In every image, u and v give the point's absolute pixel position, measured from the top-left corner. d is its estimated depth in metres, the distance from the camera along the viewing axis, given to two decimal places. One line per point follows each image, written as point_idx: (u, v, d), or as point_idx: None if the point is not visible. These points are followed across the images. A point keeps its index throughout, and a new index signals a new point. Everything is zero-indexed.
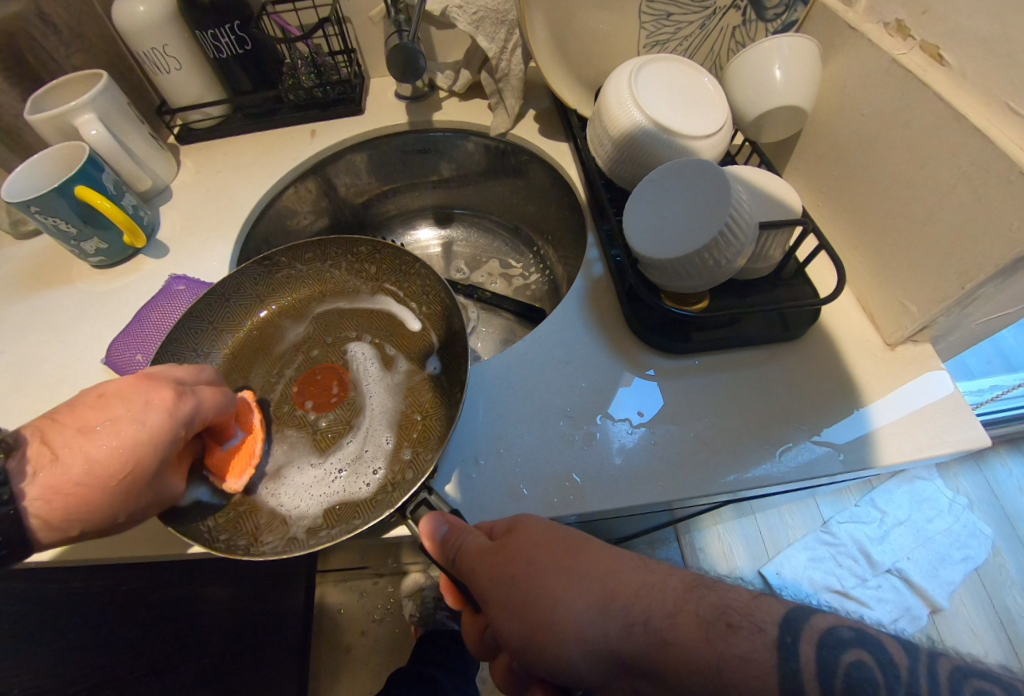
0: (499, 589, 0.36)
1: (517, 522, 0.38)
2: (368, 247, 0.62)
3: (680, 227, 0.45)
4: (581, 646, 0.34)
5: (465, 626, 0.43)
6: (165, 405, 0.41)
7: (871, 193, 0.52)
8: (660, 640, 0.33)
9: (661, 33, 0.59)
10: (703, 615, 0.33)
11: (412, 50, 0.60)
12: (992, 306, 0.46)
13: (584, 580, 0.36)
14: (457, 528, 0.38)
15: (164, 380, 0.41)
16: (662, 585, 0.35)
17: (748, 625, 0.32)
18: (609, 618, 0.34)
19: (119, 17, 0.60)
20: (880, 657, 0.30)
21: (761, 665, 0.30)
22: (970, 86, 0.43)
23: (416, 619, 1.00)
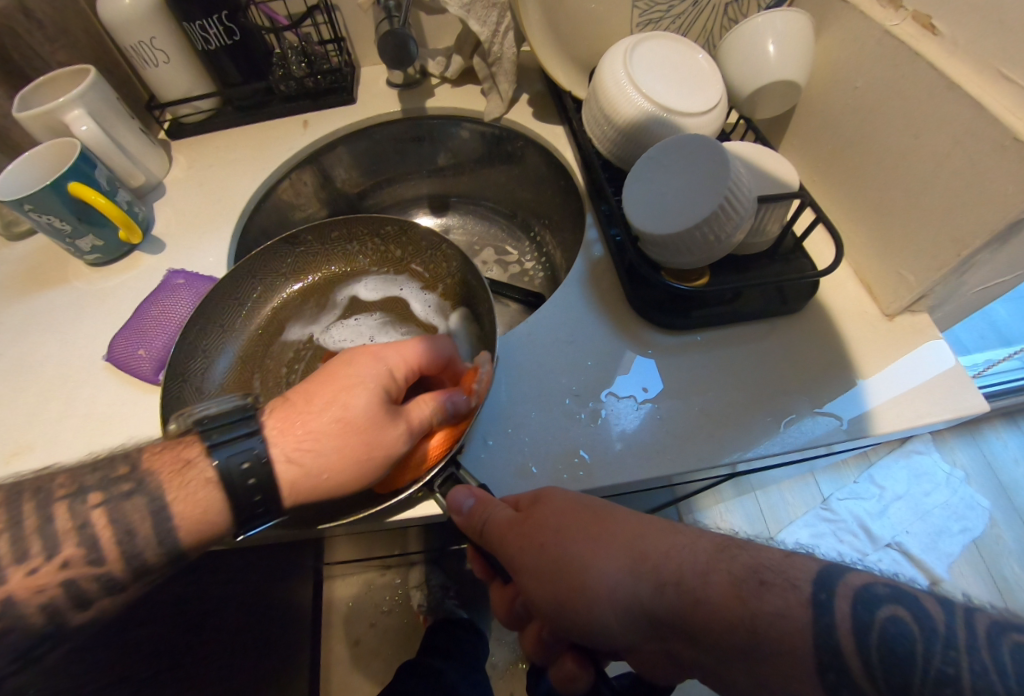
0: (528, 557, 0.36)
1: (542, 494, 0.38)
2: (393, 229, 0.64)
3: (680, 203, 0.45)
4: (611, 606, 0.35)
5: (494, 597, 0.43)
6: (342, 407, 0.39)
7: (868, 164, 0.52)
8: (692, 599, 0.33)
9: (654, 12, 0.58)
10: (736, 572, 0.33)
11: (403, 36, 0.60)
12: (987, 272, 0.47)
13: (612, 544, 0.36)
14: (483, 502, 0.38)
15: (311, 444, 0.38)
16: (692, 546, 0.35)
17: (781, 582, 0.32)
18: (637, 578, 0.35)
19: (105, 11, 0.59)
20: (916, 612, 0.29)
21: (796, 620, 0.30)
22: (963, 54, 0.44)
23: (424, 608, 1.05)
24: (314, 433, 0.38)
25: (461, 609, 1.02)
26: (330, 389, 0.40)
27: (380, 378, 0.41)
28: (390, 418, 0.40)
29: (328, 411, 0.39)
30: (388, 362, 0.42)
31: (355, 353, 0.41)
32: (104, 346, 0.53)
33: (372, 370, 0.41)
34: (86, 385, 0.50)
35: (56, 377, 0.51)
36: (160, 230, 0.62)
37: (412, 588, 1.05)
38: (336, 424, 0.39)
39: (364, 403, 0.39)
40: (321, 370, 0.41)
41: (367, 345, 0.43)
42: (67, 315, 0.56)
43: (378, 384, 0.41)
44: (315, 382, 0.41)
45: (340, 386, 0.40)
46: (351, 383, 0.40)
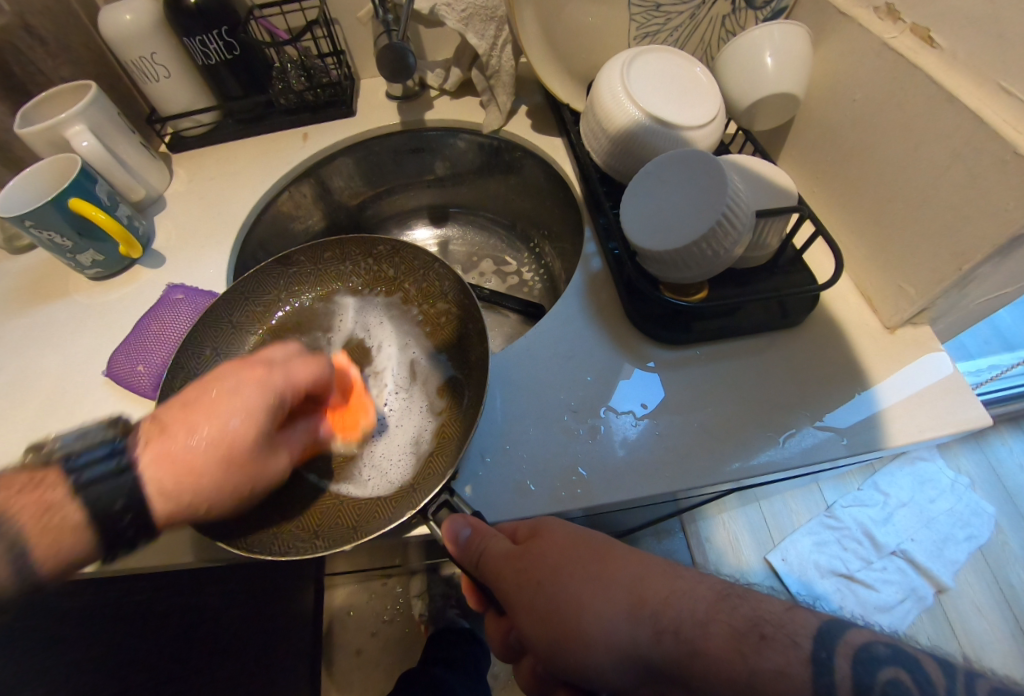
0: (526, 592, 0.36)
1: (542, 526, 0.39)
2: (387, 247, 0.62)
3: (677, 217, 0.45)
4: (608, 651, 0.34)
5: (491, 628, 0.42)
6: (206, 444, 0.38)
7: (868, 176, 0.51)
8: (691, 649, 0.32)
9: (652, 25, 0.58)
10: (736, 626, 0.32)
11: (401, 49, 0.60)
12: (988, 285, 0.47)
13: (612, 585, 0.35)
14: (480, 530, 0.38)
15: (189, 479, 0.37)
16: (692, 592, 0.34)
17: (782, 637, 0.31)
18: (635, 624, 0.34)
19: (105, 27, 0.59)
20: (918, 675, 0.29)
21: (796, 678, 0.30)
22: (962, 66, 0.44)
23: (425, 618, 1.04)
24: (193, 466, 0.37)
25: (463, 619, 1.01)
26: (212, 423, 0.38)
27: (259, 413, 0.40)
28: (266, 459, 0.40)
29: (178, 445, 0.38)
30: (271, 410, 0.40)
31: (230, 378, 0.40)
32: (103, 362, 0.53)
33: (256, 400, 0.40)
34: (87, 400, 0.51)
35: (56, 393, 0.51)
36: (160, 244, 0.62)
37: (414, 598, 1.05)
38: (184, 451, 0.38)
39: (247, 440, 0.39)
40: (194, 397, 0.39)
41: (250, 368, 0.41)
42: (66, 330, 0.56)
43: (264, 415, 0.40)
44: (185, 400, 0.39)
45: (210, 420, 0.38)
46: (227, 426, 0.38)
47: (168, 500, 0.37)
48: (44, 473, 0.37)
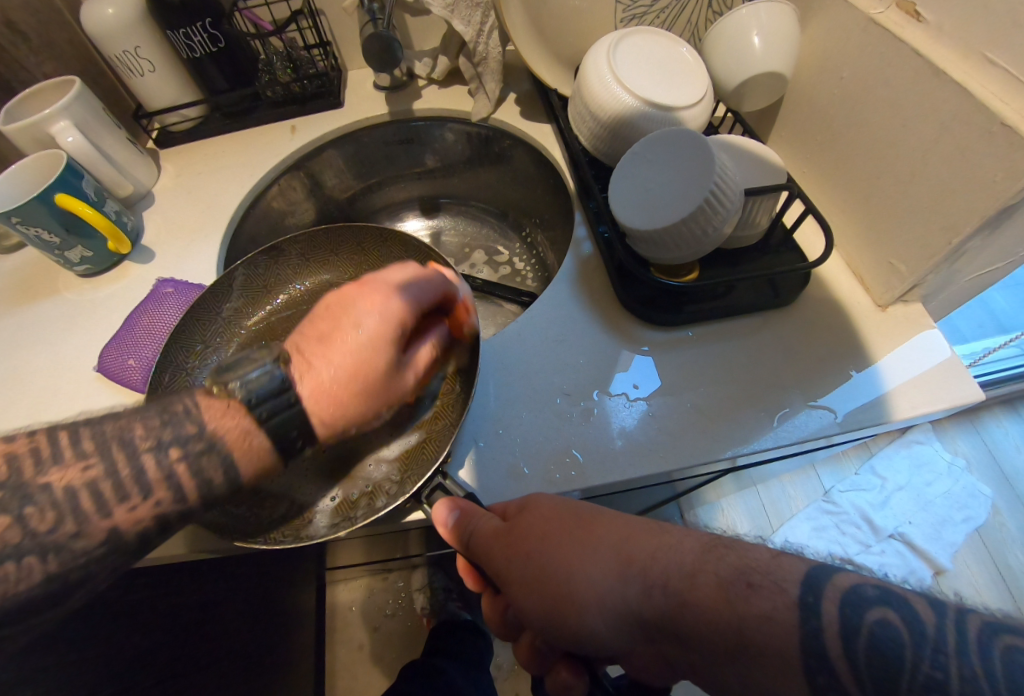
0: (517, 568, 0.36)
1: (528, 501, 0.38)
2: (376, 234, 0.61)
3: (667, 196, 0.45)
4: (601, 612, 0.34)
5: (488, 610, 0.42)
6: (327, 382, 0.39)
7: (857, 153, 0.51)
8: (680, 600, 0.32)
9: (638, 8, 0.58)
10: (722, 575, 0.32)
11: (387, 38, 0.60)
12: (978, 260, 0.47)
13: (599, 548, 0.36)
14: (467, 513, 0.38)
15: (328, 401, 0.39)
16: (680, 546, 0.35)
17: (769, 584, 0.31)
18: (626, 583, 0.34)
19: (88, 21, 0.59)
20: (906, 614, 0.29)
21: (783, 622, 0.30)
22: (948, 39, 0.43)
23: (427, 612, 1.04)
24: (334, 397, 0.39)
25: (464, 612, 1.02)
26: (345, 353, 0.39)
27: (393, 315, 0.40)
28: (395, 379, 0.41)
29: (325, 379, 0.38)
30: (401, 310, 0.41)
31: (360, 303, 0.41)
32: (95, 357, 0.53)
33: (391, 316, 0.40)
34: (80, 398, 0.50)
35: (48, 389, 0.51)
36: (150, 240, 0.62)
37: (415, 592, 1.05)
38: (334, 387, 0.39)
39: (380, 366, 0.40)
40: (320, 316, 0.41)
41: (369, 295, 0.41)
42: (57, 327, 0.56)
43: (393, 321, 0.40)
44: (322, 320, 0.41)
45: (334, 329, 0.40)
46: (363, 341, 0.39)
47: (327, 420, 0.39)
48: (182, 428, 0.36)
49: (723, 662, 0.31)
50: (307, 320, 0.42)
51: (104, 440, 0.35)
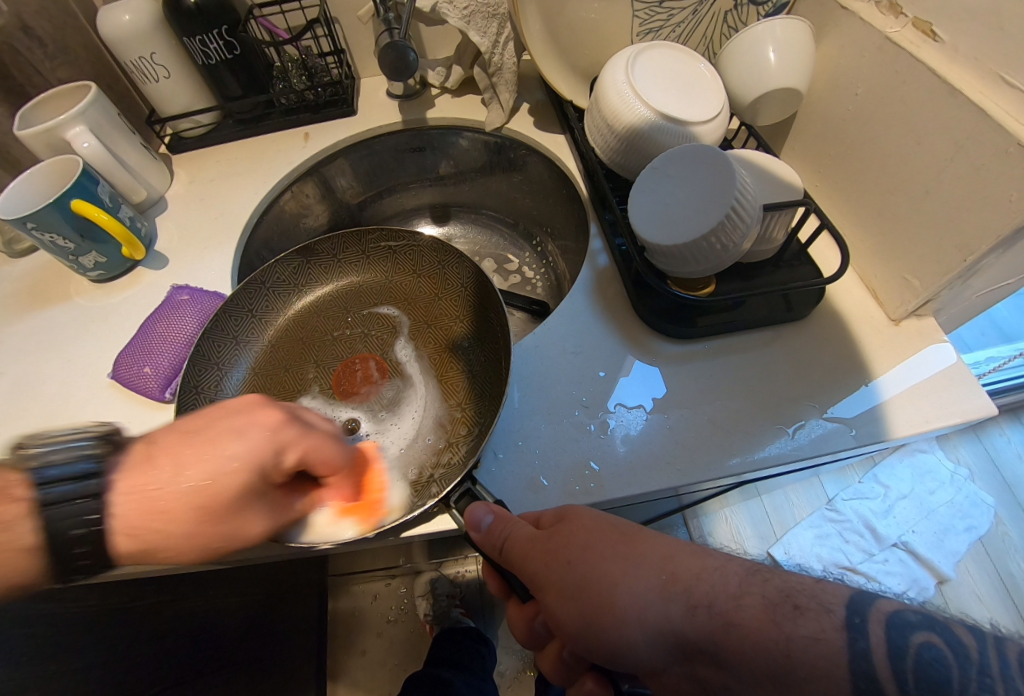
0: (554, 575, 0.36)
1: (566, 511, 0.39)
2: (384, 234, 0.64)
3: (687, 211, 0.45)
4: (641, 628, 0.34)
5: (515, 618, 0.42)
6: (148, 523, 0.35)
7: (871, 168, 0.52)
8: (724, 621, 0.32)
9: (654, 21, 0.58)
10: (769, 596, 0.32)
11: (403, 47, 0.60)
12: (990, 276, 0.47)
13: (641, 563, 0.35)
14: (502, 518, 0.39)
15: (160, 519, 0.35)
16: (722, 569, 0.35)
17: (815, 605, 0.31)
18: (668, 600, 0.34)
19: (104, 27, 0.59)
20: (950, 639, 0.29)
21: (831, 645, 0.30)
22: (963, 59, 0.44)
23: (429, 618, 1.01)
24: (167, 508, 0.35)
25: (468, 618, 1.02)
26: (202, 466, 0.36)
27: (263, 462, 0.37)
28: (242, 515, 0.37)
29: (159, 485, 0.35)
30: (252, 476, 0.37)
31: (240, 421, 0.38)
32: (109, 364, 0.53)
33: (264, 448, 0.37)
34: (93, 405, 0.50)
35: (60, 396, 0.51)
36: (163, 246, 0.62)
37: (418, 598, 1.05)
38: (164, 508, 0.35)
39: (231, 487, 0.36)
40: (200, 430, 0.37)
41: (266, 412, 0.39)
42: (70, 333, 0.55)
43: (256, 467, 0.37)
44: (197, 438, 0.37)
45: (207, 450, 0.37)
46: (221, 471, 0.36)
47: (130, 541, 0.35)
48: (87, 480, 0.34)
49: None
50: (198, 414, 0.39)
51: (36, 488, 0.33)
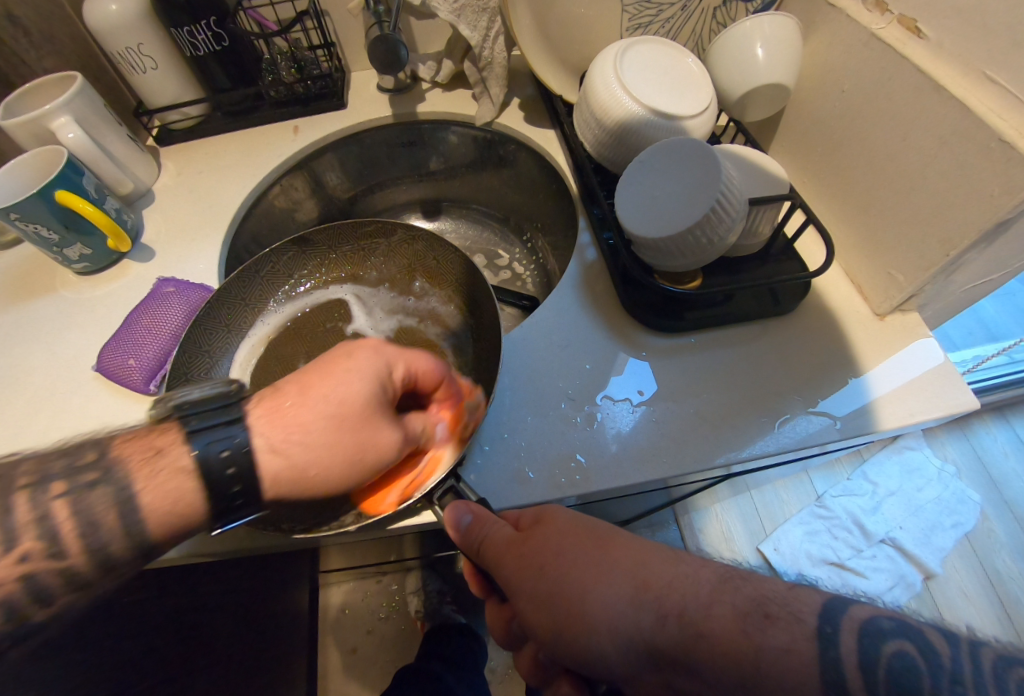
0: (528, 580, 0.36)
1: (545, 514, 0.39)
2: (377, 229, 0.63)
3: (673, 206, 0.45)
4: (611, 636, 0.34)
5: (492, 618, 0.42)
6: (284, 447, 0.37)
7: (858, 166, 0.52)
8: (695, 631, 0.32)
9: (643, 16, 0.58)
10: (739, 606, 0.32)
11: (393, 41, 0.60)
12: (972, 273, 0.48)
13: (614, 570, 0.35)
14: (481, 519, 0.38)
15: (300, 432, 0.37)
16: (696, 577, 0.35)
17: (787, 615, 0.32)
18: (639, 608, 0.34)
19: (90, 17, 0.58)
20: (922, 647, 0.30)
21: (802, 656, 0.30)
22: (948, 56, 0.44)
23: (421, 614, 1.03)
24: (302, 425, 0.37)
25: (459, 615, 1.02)
26: (319, 404, 0.38)
27: (379, 374, 0.40)
28: (372, 430, 0.38)
29: (309, 413, 0.37)
30: (375, 382, 0.40)
31: (336, 374, 0.38)
32: (94, 357, 0.52)
33: (375, 364, 0.40)
34: (78, 397, 0.50)
35: (44, 389, 0.50)
36: (150, 239, 0.61)
37: (409, 594, 1.05)
38: (295, 426, 0.37)
39: (353, 404, 0.38)
40: (289, 388, 0.39)
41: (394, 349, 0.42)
42: (54, 326, 0.55)
43: (375, 380, 0.39)
44: (276, 411, 0.38)
45: (321, 391, 0.38)
46: (322, 415, 0.37)
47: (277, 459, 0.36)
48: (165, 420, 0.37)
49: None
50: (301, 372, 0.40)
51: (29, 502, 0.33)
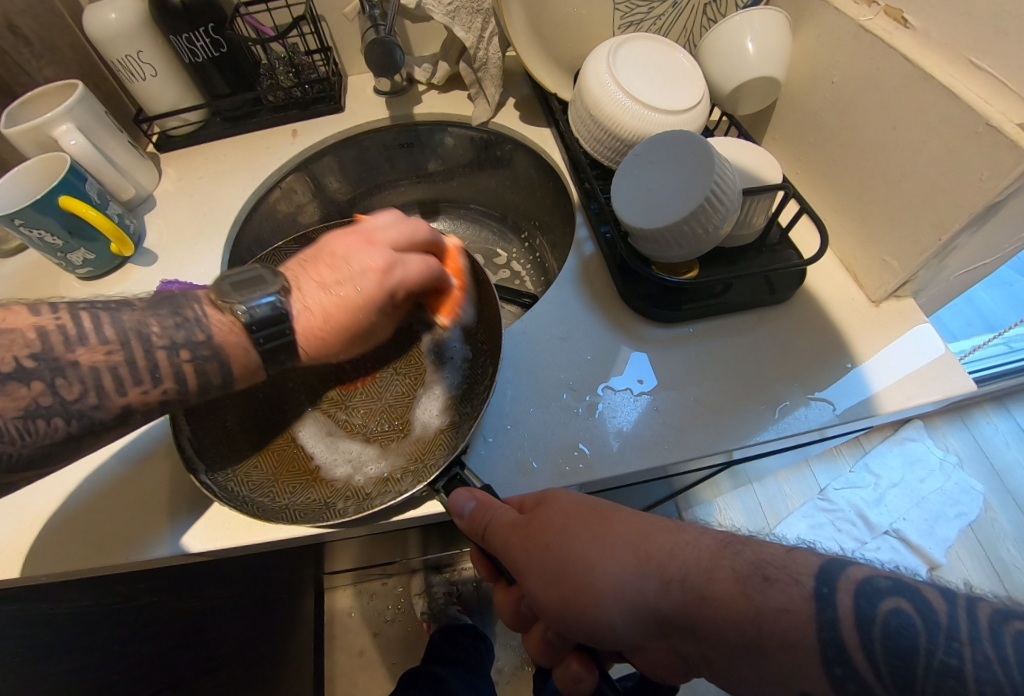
0: (534, 557, 0.37)
1: (547, 495, 0.39)
2: None
3: (668, 195, 0.46)
4: (618, 605, 0.35)
5: (502, 601, 0.43)
6: (326, 353, 0.43)
7: (850, 153, 0.53)
8: (697, 595, 0.33)
9: (635, 14, 0.58)
10: (739, 569, 0.33)
11: (389, 45, 0.60)
12: (965, 258, 0.49)
13: (618, 543, 0.36)
14: (484, 504, 0.39)
15: (320, 338, 0.41)
16: (694, 544, 0.35)
17: (785, 577, 0.32)
18: (643, 578, 0.35)
19: (91, 26, 0.59)
20: (920, 604, 0.29)
21: (800, 615, 0.30)
22: (935, 45, 0.46)
23: (426, 615, 1.02)
24: (325, 337, 0.42)
25: (466, 616, 1.02)
26: (334, 304, 0.42)
27: (379, 282, 0.43)
28: (370, 336, 0.45)
29: (316, 316, 0.41)
30: (385, 270, 0.44)
31: (360, 256, 0.44)
32: None
33: (381, 283, 0.43)
34: None
35: None
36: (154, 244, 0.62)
37: (415, 596, 1.05)
38: (338, 328, 0.42)
39: (363, 321, 0.43)
40: (310, 262, 0.44)
41: (371, 255, 0.44)
42: None
43: (371, 296, 0.43)
44: (321, 264, 0.44)
45: (334, 276, 0.43)
46: (356, 289, 0.43)
47: (310, 347, 0.41)
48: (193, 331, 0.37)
49: (746, 670, 0.32)
50: (307, 258, 0.44)
51: (126, 331, 0.36)
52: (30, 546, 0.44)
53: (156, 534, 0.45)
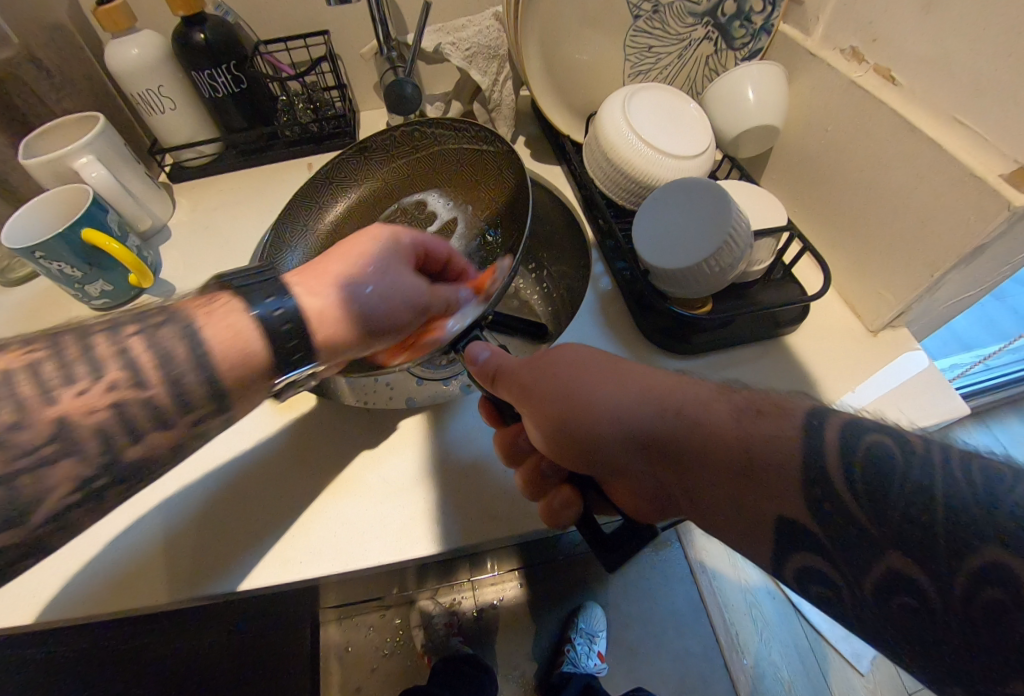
0: (541, 382, 0.42)
1: (555, 348, 0.45)
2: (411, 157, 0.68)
3: (687, 236, 0.49)
4: (613, 423, 0.39)
5: (502, 435, 0.47)
6: (357, 327, 0.40)
7: (845, 196, 0.57)
8: (692, 421, 0.36)
9: (645, 64, 0.62)
10: (737, 403, 0.36)
11: (401, 83, 0.63)
12: (955, 292, 0.52)
13: (624, 380, 0.40)
14: (497, 353, 0.45)
15: (337, 339, 0.39)
16: (696, 386, 0.38)
17: (778, 413, 0.34)
18: (643, 403, 0.39)
19: (113, 61, 0.60)
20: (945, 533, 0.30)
21: (787, 443, 0.33)
22: (920, 102, 0.51)
23: (427, 649, 1.01)
24: (354, 311, 0.40)
25: (467, 646, 1.01)
26: (388, 283, 0.42)
27: (402, 237, 0.45)
28: (397, 280, 0.42)
29: (334, 302, 0.39)
30: (405, 244, 0.45)
31: (360, 240, 0.43)
32: None
33: (400, 239, 0.44)
34: None
35: None
36: (172, 274, 0.62)
37: (414, 628, 1.03)
38: (352, 315, 0.39)
39: (406, 322, 0.43)
40: (314, 263, 0.41)
41: (365, 239, 0.43)
42: None
43: (390, 239, 0.44)
44: (338, 248, 0.42)
45: (352, 265, 0.41)
46: (360, 265, 0.41)
47: (324, 333, 0.38)
48: None
49: (716, 474, 0.34)
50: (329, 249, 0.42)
51: None
52: (75, 584, 0.44)
53: (176, 573, 0.44)
